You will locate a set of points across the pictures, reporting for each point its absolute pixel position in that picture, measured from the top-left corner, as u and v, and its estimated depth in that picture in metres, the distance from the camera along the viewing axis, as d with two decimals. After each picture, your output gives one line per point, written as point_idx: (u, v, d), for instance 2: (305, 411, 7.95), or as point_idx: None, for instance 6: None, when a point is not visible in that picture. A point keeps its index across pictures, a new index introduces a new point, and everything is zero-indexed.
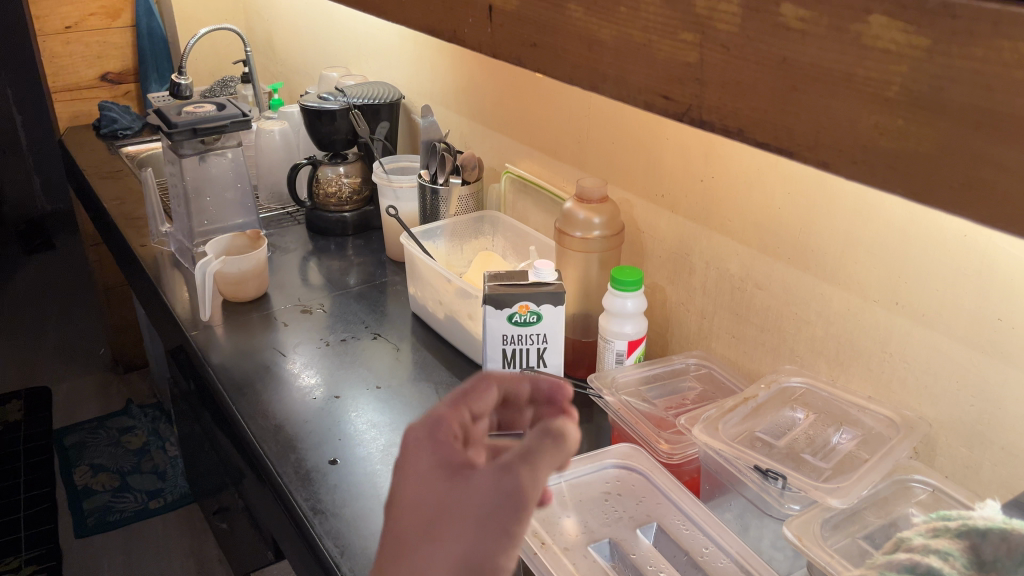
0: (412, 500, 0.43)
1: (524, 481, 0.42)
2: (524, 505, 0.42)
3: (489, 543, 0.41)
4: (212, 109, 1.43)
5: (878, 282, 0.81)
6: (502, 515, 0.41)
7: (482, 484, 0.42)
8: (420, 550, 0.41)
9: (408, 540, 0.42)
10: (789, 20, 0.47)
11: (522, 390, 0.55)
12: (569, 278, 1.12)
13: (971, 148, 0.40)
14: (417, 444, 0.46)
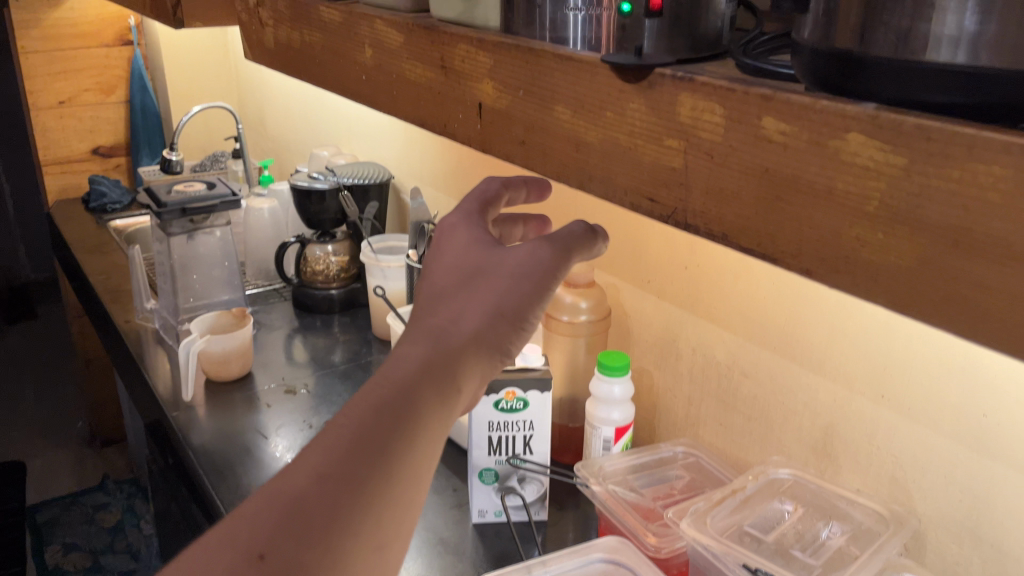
0: (450, 266, 0.55)
1: (554, 257, 0.54)
2: (554, 269, 0.54)
3: (521, 295, 0.52)
4: (201, 189, 1.45)
5: (864, 374, 0.81)
6: (533, 276, 0.53)
7: (518, 253, 0.54)
8: (458, 304, 0.52)
9: (451, 294, 0.53)
10: (770, 132, 0.48)
11: (520, 198, 0.66)
12: (556, 362, 1.11)
13: (950, 265, 0.41)
14: (454, 228, 0.58)
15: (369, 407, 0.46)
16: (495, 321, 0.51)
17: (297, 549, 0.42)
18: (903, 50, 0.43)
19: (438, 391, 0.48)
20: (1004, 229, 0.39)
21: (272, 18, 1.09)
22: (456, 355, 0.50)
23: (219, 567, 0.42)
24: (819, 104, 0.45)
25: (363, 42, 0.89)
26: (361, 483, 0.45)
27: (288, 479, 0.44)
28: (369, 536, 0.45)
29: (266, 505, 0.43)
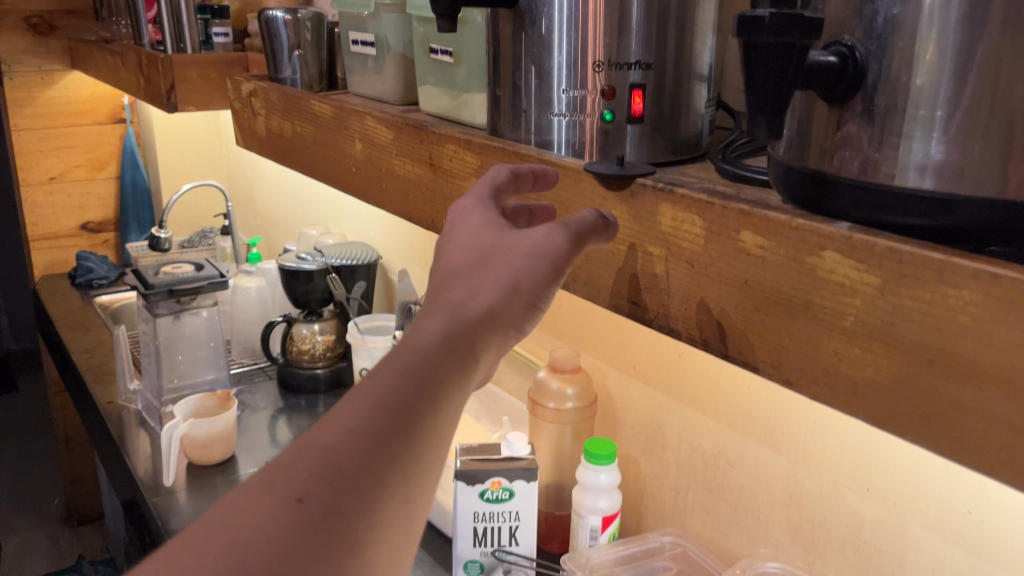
0: (464, 245, 0.53)
1: (568, 242, 0.53)
2: (566, 254, 0.53)
3: (538, 274, 0.51)
4: (189, 270, 1.46)
5: (849, 467, 0.81)
6: (548, 258, 0.52)
7: (533, 234, 0.52)
8: (473, 282, 0.51)
9: (467, 274, 0.51)
10: (749, 245, 0.50)
11: (527, 183, 0.62)
12: (541, 449, 1.11)
13: (928, 384, 0.42)
14: (466, 210, 0.56)
15: (399, 369, 0.45)
16: (516, 295, 0.51)
17: (334, 497, 0.41)
18: (871, 177, 0.45)
19: (461, 360, 0.47)
20: (976, 350, 0.40)
21: (264, 108, 1.11)
22: (478, 328, 0.48)
23: (258, 512, 0.40)
24: (794, 222, 0.47)
25: (353, 136, 0.91)
26: (394, 440, 0.43)
27: (320, 435, 0.42)
28: (399, 491, 0.43)
29: (304, 455, 0.42)
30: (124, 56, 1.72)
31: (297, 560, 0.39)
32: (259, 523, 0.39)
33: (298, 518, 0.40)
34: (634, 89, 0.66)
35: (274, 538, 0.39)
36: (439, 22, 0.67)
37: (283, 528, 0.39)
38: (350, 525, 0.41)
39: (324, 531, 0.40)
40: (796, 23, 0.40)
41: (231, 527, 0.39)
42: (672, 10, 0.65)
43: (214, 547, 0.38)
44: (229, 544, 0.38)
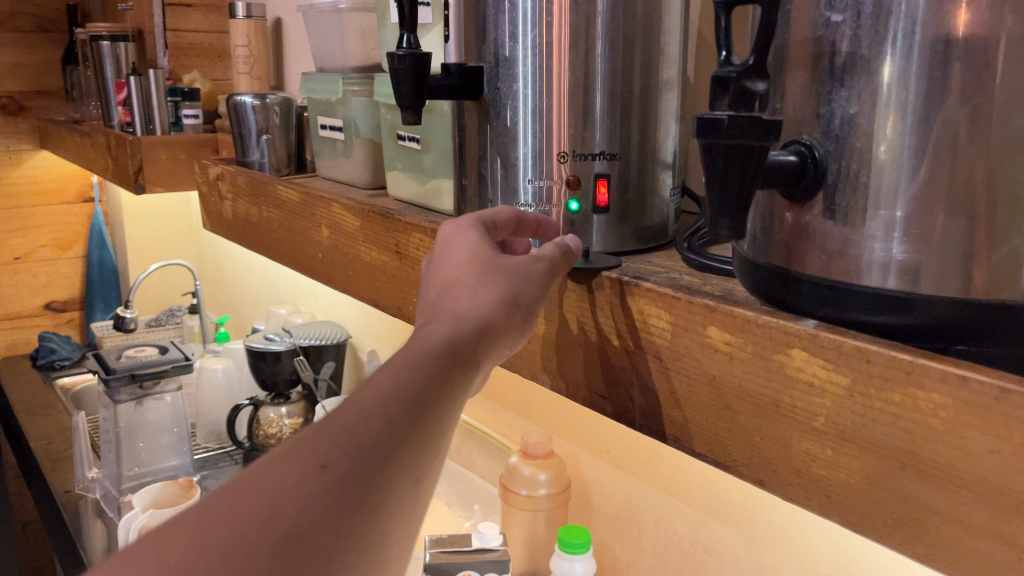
0: (460, 259, 0.49)
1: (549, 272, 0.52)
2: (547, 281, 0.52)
3: (532, 290, 0.49)
4: (153, 353, 1.43)
5: (829, 556, 0.79)
6: (535, 282, 0.50)
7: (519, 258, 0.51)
8: (473, 288, 0.47)
9: (467, 282, 0.47)
10: (716, 341, 0.49)
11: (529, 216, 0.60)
12: (515, 537, 1.07)
13: (904, 489, 0.41)
14: (456, 233, 0.53)
15: (420, 353, 0.41)
16: (517, 302, 0.47)
17: (356, 470, 0.36)
18: (836, 274, 0.45)
19: (478, 350, 0.43)
20: (949, 454, 0.39)
21: (232, 192, 1.11)
22: (490, 324, 0.45)
23: (277, 480, 0.35)
24: (760, 319, 0.46)
25: (320, 222, 0.90)
26: (415, 421, 0.39)
27: (335, 412, 0.38)
28: (415, 474, 0.39)
29: (321, 427, 0.37)
30: (93, 137, 1.72)
31: (317, 530, 0.35)
32: (275, 490, 0.35)
33: (317, 489, 0.35)
34: (599, 179, 0.67)
35: (294, 509, 0.35)
36: (404, 113, 0.66)
37: (302, 495, 0.35)
38: (368, 501, 0.37)
39: (345, 504, 0.36)
40: (754, 125, 0.41)
41: (246, 495, 0.35)
42: (635, 102, 0.66)
43: (229, 513, 0.34)
44: (245, 513, 0.34)
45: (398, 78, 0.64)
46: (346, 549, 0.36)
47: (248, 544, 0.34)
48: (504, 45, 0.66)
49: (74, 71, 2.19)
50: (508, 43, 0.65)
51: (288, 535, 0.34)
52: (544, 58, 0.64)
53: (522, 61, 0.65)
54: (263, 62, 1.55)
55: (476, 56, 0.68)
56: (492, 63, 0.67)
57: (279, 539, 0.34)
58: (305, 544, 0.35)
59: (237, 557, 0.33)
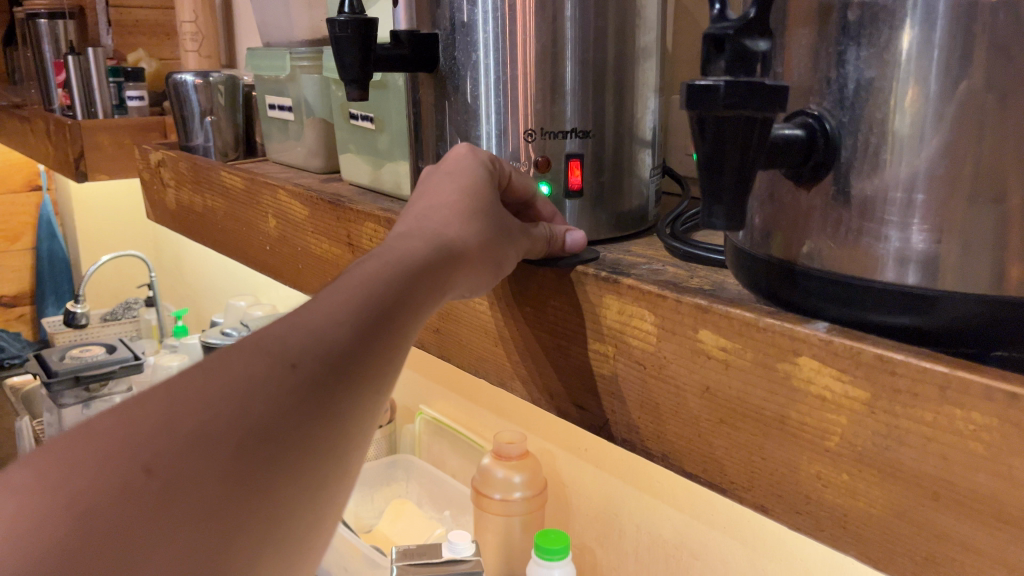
0: (457, 183, 0.47)
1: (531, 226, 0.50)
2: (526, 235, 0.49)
3: (509, 247, 0.48)
4: (99, 353, 1.35)
5: (824, 562, 0.75)
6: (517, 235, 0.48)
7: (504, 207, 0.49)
8: (460, 219, 0.45)
9: (460, 209, 0.45)
10: (708, 345, 0.42)
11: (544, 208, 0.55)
12: (488, 544, 1.00)
13: (933, 521, 0.35)
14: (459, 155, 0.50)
15: (387, 266, 0.39)
16: (495, 244, 0.46)
17: (327, 373, 0.33)
18: (850, 268, 0.38)
19: (442, 274, 0.42)
20: (994, 486, 0.32)
21: (174, 179, 1.02)
22: (460, 254, 0.43)
23: (243, 372, 0.32)
24: (761, 321, 0.39)
25: (266, 211, 0.82)
26: (383, 333, 0.36)
27: (303, 313, 0.35)
28: (375, 389, 0.36)
29: (290, 324, 0.34)
30: (32, 122, 1.61)
31: (284, 426, 0.32)
32: (243, 383, 0.31)
33: (288, 389, 0.32)
34: (572, 160, 0.60)
35: (262, 406, 0.31)
36: (349, 88, 0.58)
37: (272, 393, 0.32)
38: (334, 408, 0.34)
39: (313, 408, 0.33)
40: (758, 93, 0.34)
41: (210, 384, 0.31)
42: (609, 74, 0.59)
43: (192, 402, 0.30)
44: (208, 405, 0.30)
45: (340, 48, 0.56)
46: (307, 456, 0.33)
47: (211, 436, 0.30)
48: (461, 10, 0.58)
49: (14, 52, 2.07)
50: (466, 7, 0.58)
51: (256, 431, 0.31)
52: (507, 24, 0.56)
53: (481, 28, 0.57)
54: (212, 39, 1.46)
55: (430, 23, 0.61)
56: (448, 30, 0.59)
57: (246, 436, 0.30)
58: (269, 445, 0.31)
59: (200, 450, 0.29)
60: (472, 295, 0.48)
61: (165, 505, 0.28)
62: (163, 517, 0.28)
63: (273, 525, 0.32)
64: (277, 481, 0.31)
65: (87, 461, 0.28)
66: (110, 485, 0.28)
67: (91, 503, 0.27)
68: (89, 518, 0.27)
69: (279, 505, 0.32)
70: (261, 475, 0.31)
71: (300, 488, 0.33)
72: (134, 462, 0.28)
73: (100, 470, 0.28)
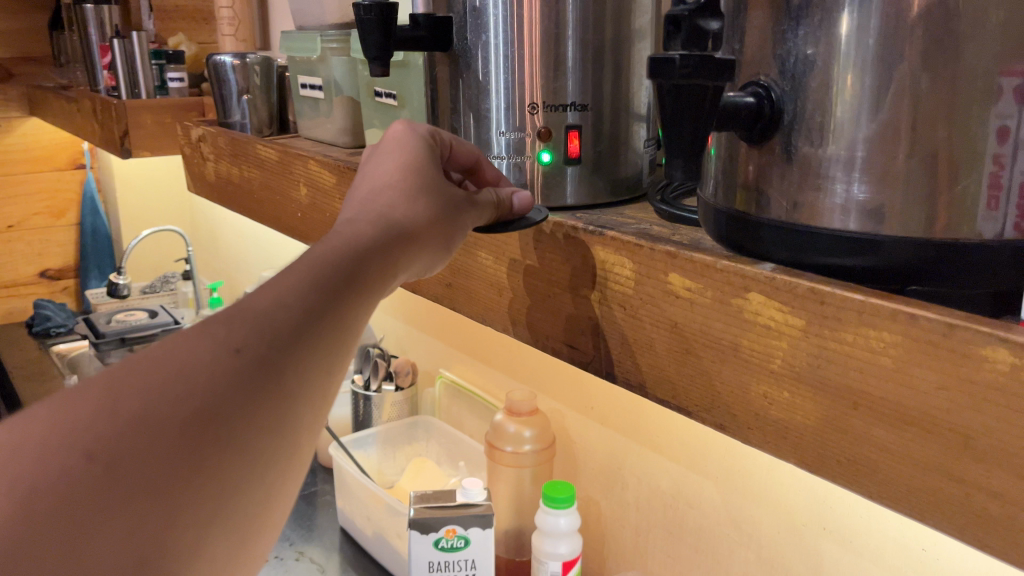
0: (399, 168, 0.50)
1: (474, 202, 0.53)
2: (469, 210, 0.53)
3: (456, 219, 0.51)
4: (143, 318, 1.44)
5: (806, 508, 0.80)
6: (462, 207, 0.52)
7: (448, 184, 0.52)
8: (403, 200, 0.48)
9: (403, 191, 0.48)
10: (676, 287, 0.49)
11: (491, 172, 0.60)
12: (500, 494, 1.08)
13: (854, 427, 0.41)
14: (399, 140, 0.54)
15: (333, 250, 0.41)
16: (444, 219, 0.50)
17: (272, 353, 0.35)
18: (796, 217, 0.45)
19: (392, 253, 0.44)
20: (898, 393, 0.39)
21: (214, 153, 1.10)
22: (410, 233, 0.46)
23: (186, 358, 0.33)
24: (719, 263, 0.46)
25: (298, 180, 0.90)
26: (330, 312, 0.38)
27: (249, 298, 0.37)
28: (325, 367, 0.38)
29: (231, 312, 0.36)
30: (80, 103, 1.71)
31: (228, 405, 0.33)
32: (186, 367, 0.33)
33: (231, 370, 0.34)
34: (571, 130, 0.66)
35: (206, 387, 0.33)
36: (371, 65, 0.65)
37: (213, 378, 0.33)
38: (281, 386, 0.36)
39: (256, 387, 0.34)
40: (705, 65, 0.40)
41: (154, 368, 0.33)
42: (607, 53, 0.65)
43: (129, 390, 0.32)
44: (147, 390, 0.32)
45: (365, 28, 0.63)
46: (253, 433, 0.34)
47: (153, 421, 0.31)
48: None
49: (61, 36, 2.17)
50: None
51: (199, 411, 0.33)
52: (515, 8, 0.63)
53: (491, 10, 0.64)
54: (248, 24, 1.53)
55: (445, 7, 0.67)
56: (462, 13, 0.66)
57: (190, 416, 0.32)
58: (214, 424, 0.33)
59: (141, 433, 0.31)
60: (432, 271, 0.52)
61: (104, 491, 0.30)
62: (106, 497, 0.30)
63: (222, 503, 0.33)
64: (224, 457, 0.33)
65: (30, 450, 0.30)
66: (53, 471, 0.30)
67: (36, 488, 0.29)
68: (32, 504, 0.29)
69: (228, 483, 0.34)
70: (207, 453, 0.32)
71: (251, 465, 0.35)
72: (76, 448, 0.30)
73: (45, 456, 0.30)
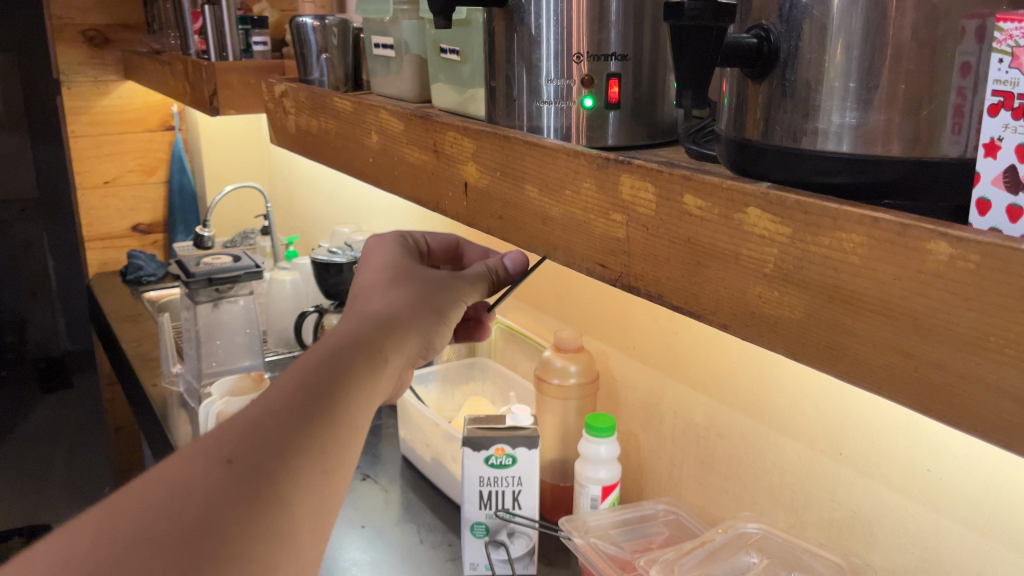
0: (373, 281, 0.69)
1: (451, 290, 0.70)
2: (445, 301, 0.69)
3: (437, 305, 0.68)
4: (227, 262, 1.57)
5: (823, 434, 0.87)
6: (438, 300, 0.69)
7: (424, 282, 0.70)
8: (379, 302, 0.66)
9: (381, 296, 0.67)
10: (690, 207, 0.57)
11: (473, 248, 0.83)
12: (547, 424, 1.17)
13: (830, 317, 0.49)
14: (374, 256, 0.74)
15: (311, 363, 0.56)
16: (416, 308, 0.66)
17: (257, 457, 0.49)
18: (793, 141, 0.52)
19: (368, 350, 0.60)
20: (865, 285, 0.46)
21: (294, 107, 1.21)
22: (388, 327, 0.63)
23: (189, 475, 0.48)
24: (724, 183, 0.54)
25: (370, 129, 1.00)
26: (309, 414, 0.52)
27: (242, 416, 0.52)
28: (318, 464, 0.51)
29: (226, 429, 0.51)
30: (172, 65, 1.85)
31: (221, 506, 0.47)
32: (187, 484, 0.48)
33: (221, 476, 0.48)
34: (611, 78, 0.74)
35: (201, 494, 0.47)
36: (436, 18, 0.74)
37: (211, 485, 0.48)
38: (268, 483, 0.49)
39: (245, 487, 0.48)
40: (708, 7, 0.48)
41: (163, 490, 0.47)
42: (646, 8, 0.73)
43: (141, 507, 0.46)
44: (159, 507, 0.46)
45: None
46: (246, 522, 0.47)
47: (158, 530, 0.45)
48: None
49: (155, 4, 2.32)
50: None
51: (199, 517, 0.46)
52: None
53: None
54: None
55: None
56: None
57: (190, 520, 0.46)
58: (210, 523, 0.46)
59: (150, 540, 0.45)
60: (430, 353, 0.68)
61: None
62: None
63: None
64: (223, 546, 0.46)
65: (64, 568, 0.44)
66: None
67: None
68: None
69: (233, 564, 0.46)
70: (206, 545, 0.45)
71: (254, 545, 0.47)
72: (97, 561, 0.44)
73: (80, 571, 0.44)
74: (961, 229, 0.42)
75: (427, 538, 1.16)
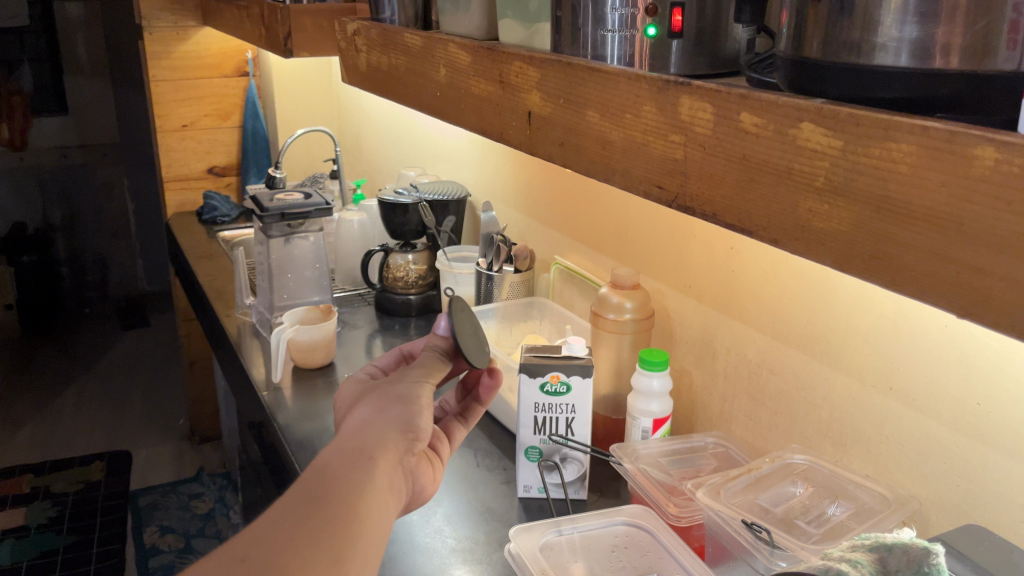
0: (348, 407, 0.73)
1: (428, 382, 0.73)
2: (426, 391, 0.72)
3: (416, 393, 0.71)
4: (298, 198, 1.63)
5: (873, 368, 0.89)
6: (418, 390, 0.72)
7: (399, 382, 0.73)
8: (359, 414, 0.70)
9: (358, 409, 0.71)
10: (746, 125, 0.59)
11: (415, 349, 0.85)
12: (602, 359, 1.21)
13: (877, 226, 0.50)
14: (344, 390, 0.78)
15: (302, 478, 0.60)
16: (391, 405, 0.70)
17: (265, 560, 0.53)
18: (850, 57, 0.54)
19: (350, 454, 0.63)
20: (911, 194, 0.48)
21: (366, 45, 1.25)
22: (367, 431, 0.67)
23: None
24: (780, 100, 0.55)
25: (438, 63, 1.03)
26: (307, 516, 0.56)
27: (250, 528, 0.56)
28: (327, 557, 0.55)
29: (234, 542, 0.54)
30: (248, 10, 1.90)
31: None
32: None
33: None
34: (675, 8, 0.75)
35: None
36: None
37: None
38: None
39: None
40: None
41: None
42: None
43: None
44: None
45: None
46: None
47: None
48: None
49: None
50: None
51: None
52: None
53: None
54: None
55: None
56: None
57: None
58: None
59: None
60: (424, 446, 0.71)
61: None
62: None
63: None
64: None
65: None
66: None
67: None
68: None
69: None
70: None
71: None
72: None
73: None
74: (1009, 134, 0.43)
75: (483, 462, 1.21)
